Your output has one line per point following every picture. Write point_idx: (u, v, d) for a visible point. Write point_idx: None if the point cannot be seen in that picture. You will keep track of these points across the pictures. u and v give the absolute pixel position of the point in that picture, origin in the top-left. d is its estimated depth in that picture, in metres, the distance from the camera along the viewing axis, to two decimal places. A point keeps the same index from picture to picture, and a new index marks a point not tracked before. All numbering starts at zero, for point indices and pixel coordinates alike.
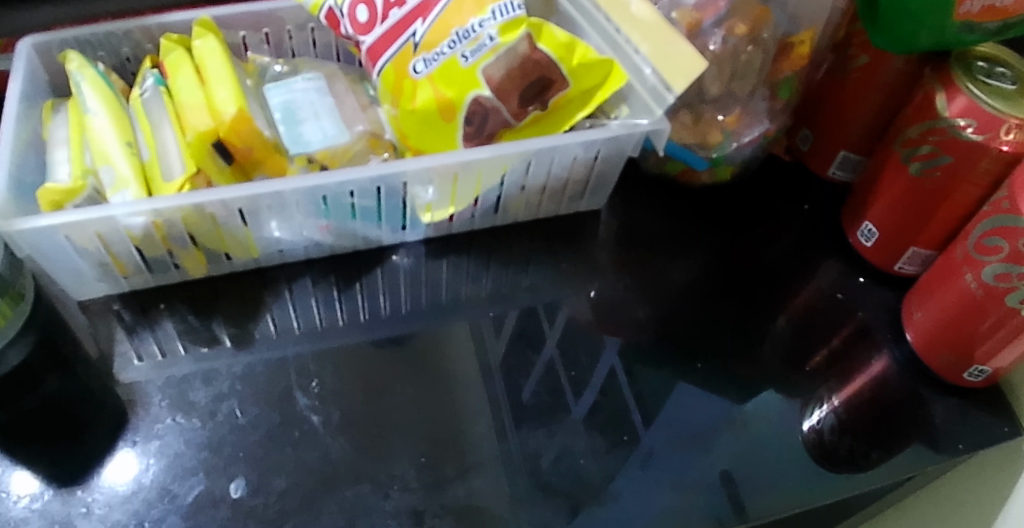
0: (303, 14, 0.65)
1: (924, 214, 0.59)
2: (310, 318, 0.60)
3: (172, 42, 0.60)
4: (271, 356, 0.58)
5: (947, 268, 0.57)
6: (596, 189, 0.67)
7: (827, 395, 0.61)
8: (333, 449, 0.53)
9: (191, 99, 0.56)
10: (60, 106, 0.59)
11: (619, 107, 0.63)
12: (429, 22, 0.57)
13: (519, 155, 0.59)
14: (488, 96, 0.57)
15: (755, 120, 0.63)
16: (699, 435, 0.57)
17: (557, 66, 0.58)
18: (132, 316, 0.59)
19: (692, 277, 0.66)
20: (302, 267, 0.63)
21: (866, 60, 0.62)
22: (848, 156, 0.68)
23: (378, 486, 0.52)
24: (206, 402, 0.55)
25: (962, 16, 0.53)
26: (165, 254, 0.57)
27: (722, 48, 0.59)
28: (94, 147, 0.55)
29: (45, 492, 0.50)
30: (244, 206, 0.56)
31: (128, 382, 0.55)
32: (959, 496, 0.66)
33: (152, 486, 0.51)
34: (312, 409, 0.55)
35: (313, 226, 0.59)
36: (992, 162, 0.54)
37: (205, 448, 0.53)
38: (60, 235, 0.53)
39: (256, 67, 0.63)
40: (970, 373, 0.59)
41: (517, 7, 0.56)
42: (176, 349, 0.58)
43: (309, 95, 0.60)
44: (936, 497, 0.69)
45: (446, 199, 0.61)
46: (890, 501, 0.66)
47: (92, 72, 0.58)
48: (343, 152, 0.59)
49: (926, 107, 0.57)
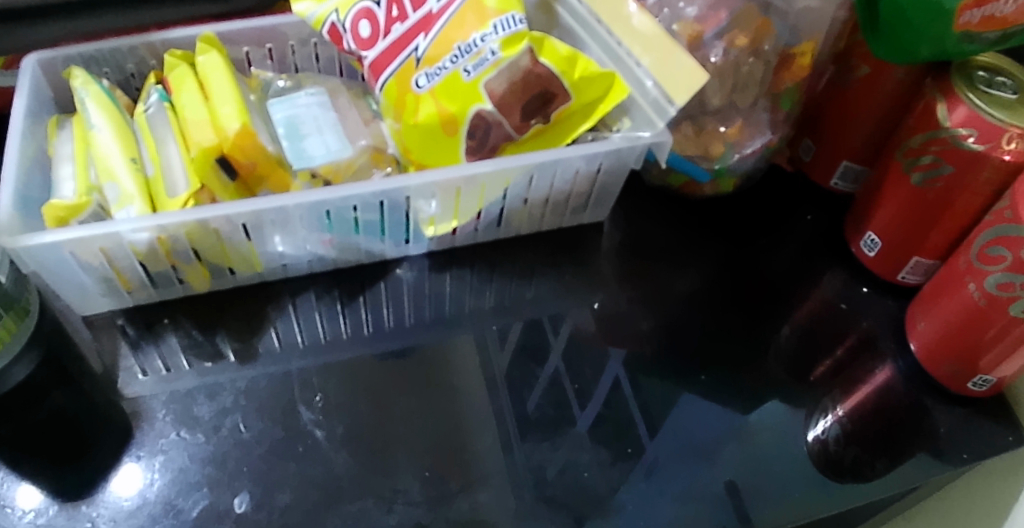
0: (306, 29, 0.66)
1: (927, 224, 0.59)
2: (314, 332, 0.61)
3: (176, 57, 0.61)
4: (275, 371, 0.58)
5: (950, 278, 0.57)
6: (599, 201, 0.66)
7: (831, 406, 0.60)
8: (337, 464, 0.53)
9: (195, 115, 0.57)
10: (64, 122, 0.59)
11: (621, 120, 0.63)
12: (431, 37, 0.57)
13: (521, 169, 0.59)
14: (490, 110, 0.57)
15: (758, 131, 0.63)
16: (704, 446, 0.57)
17: (559, 80, 0.58)
18: (136, 331, 0.59)
19: (696, 288, 0.66)
20: (306, 281, 0.63)
21: (866, 71, 0.62)
22: (850, 166, 0.68)
23: (381, 500, 0.52)
24: (210, 417, 0.55)
25: (963, 26, 0.53)
26: (169, 269, 0.57)
27: (723, 60, 0.59)
28: (99, 164, 0.55)
29: (50, 507, 0.50)
30: (248, 221, 0.56)
31: (133, 396, 0.56)
32: (966, 504, 0.66)
33: (155, 502, 0.51)
34: (315, 424, 0.55)
35: (316, 240, 0.60)
36: (994, 171, 0.54)
37: (209, 463, 0.53)
38: (66, 251, 0.53)
39: (259, 83, 0.63)
40: (975, 382, 0.58)
41: (519, 22, 0.57)
42: (181, 364, 0.58)
43: (311, 109, 0.61)
44: (944, 505, 0.69)
45: (450, 212, 0.61)
46: (896, 511, 0.65)
47: (97, 88, 0.58)
48: (346, 166, 0.59)
49: (927, 118, 0.57)
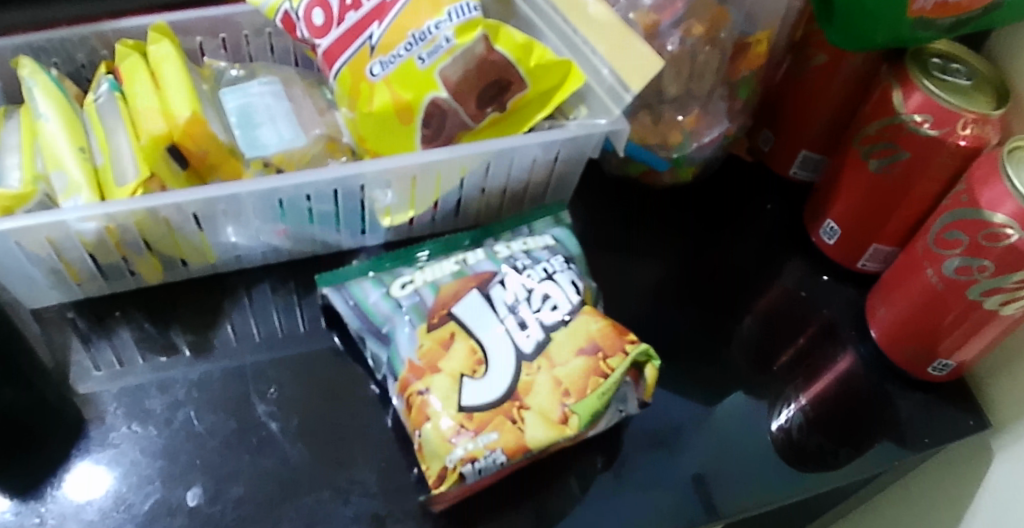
0: (260, 19, 0.65)
1: (885, 210, 0.59)
2: (271, 327, 0.59)
3: (126, 47, 0.60)
4: (229, 364, 0.57)
5: (909, 264, 0.56)
6: (557, 191, 0.66)
7: (794, 395, 0.60)
8: (291, 455, 0.52)
9: (145, 104, 0.56)
10: (12, 112, 0.59)
11: (578, 108, 0.62)
12: (385, 25, 0.57)
13: (477, 157, 0.58)
14: (445, 98, 0.57)
15: (716, 120, 0.63)
16: (667, 436, 0.57)
17: (514, 68, 0.58)
18: (87, 324, 0.58)
19: (657, 279, 0.66)
20: (260, 273, 0.62)
21: (824, 60, 0.62)
22: (809, 155, 0.68)
23: (338, 492, 0.51)
24: (162, 410, 0.54)
25: (916, 13, 0.53)
26: (119, 260, 0.56)
27: (679, 49, 0.59)
28: (46, 152, 0.54)
29: (8, 509, 0.49)
30: (198, 211, 0.55)
31: (85, 393, 0.54)
32: (942, 489, 0.66)
33: (106, 496, 0.50)
34: (270, 415, 0.54)
35: (270, 231, 0.59)
36: (950, 156, 0.54)
37: (160, 456, 0.52)
38: (11, 241, 0.52)
39: (212, 73, 0.63)
40: (935, 367, 0.58)
41: (472, 9, 0.56)
42: (133, 358, 0.56)
43: (265, 98, 0.61)
44: (918, 488, 0.69)
45: (405, 202, 0.60)
46: (866, 493, 0.66)
47: (44, 77, 0.57)
48: (300, 156, 0.59)
49: (883, 105, 0.56)
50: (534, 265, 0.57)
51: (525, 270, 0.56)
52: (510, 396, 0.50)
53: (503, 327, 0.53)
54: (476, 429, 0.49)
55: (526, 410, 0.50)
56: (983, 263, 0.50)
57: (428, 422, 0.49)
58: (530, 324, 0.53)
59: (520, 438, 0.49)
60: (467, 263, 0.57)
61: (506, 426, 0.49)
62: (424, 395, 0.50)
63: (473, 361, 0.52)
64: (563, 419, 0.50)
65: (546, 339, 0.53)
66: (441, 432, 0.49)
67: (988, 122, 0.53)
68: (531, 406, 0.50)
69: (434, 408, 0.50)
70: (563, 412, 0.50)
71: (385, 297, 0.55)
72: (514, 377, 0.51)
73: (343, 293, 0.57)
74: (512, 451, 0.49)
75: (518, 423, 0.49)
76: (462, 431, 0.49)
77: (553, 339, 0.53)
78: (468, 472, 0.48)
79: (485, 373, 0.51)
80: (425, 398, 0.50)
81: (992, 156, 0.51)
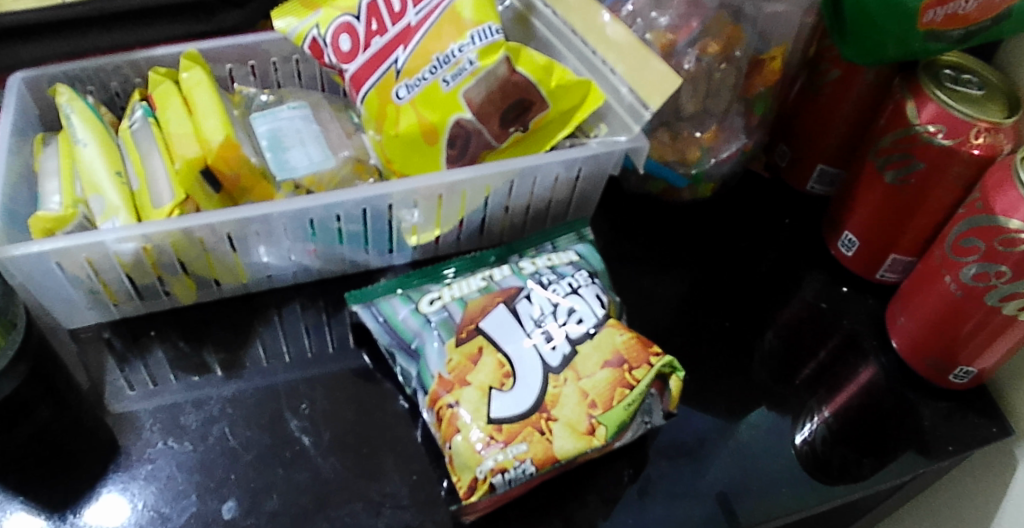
0: (288, 47, 0.68)
1: (902, 222, 0.60)
2: (301, 346, 0.61)
3: (160, 75, 0.63)
4: (260, 383, 0.58)
5: (926, 273, 0.57)
6: (579, 209, 0.67)
7: (818, 407, 0.60)
8: (324, 469, 0.53)
9: (180, 129, 0.58)
10: (50, 139, 0.61)
11: (598, 126, 0.64)
12: (410, 49, 0.59)
13: (501, 176, 0.60)
14: (469, 119, 0.59)
15: (733, 136, 0.65)
16: (693, 448, 0.57)
17: (536, 88, 0.59)
18: (122, 344, 0.59)
19: (679, 292, 0.67)
20: (290, 292, 0.64)
21: (838, 74, 0.64)
22: (826, 168, 0.70)
23: (369, 504, 0.52)
24: (197, 426, 0.55)
25: (926, 25, 0.53)
26: (154, 281, 0.58)
27: (696, 67, 0.60)
28: (85, 177, 0.57)
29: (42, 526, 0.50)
30: (232, 232, 0.57)
31: (119, 412, 0.55)
32: (974, 496, 0.66)
33: (144, 510, 0.51)
34: (302, 430, 0.55)
35: (301, 250, 0.61)
36: (965, 166, 0.55)
37: (195, 470, 0.53)
38: (52, 262, 0.54)
39: (242, 98, 0.66)
40: (955, 374, 0.59)
41: (495, 32, 0.58)
42: (166, 377, 0.58)
43: (295, 122, 0.63)
44: (950, 496, 0.69)
45: (432, 221, 0.62)
46: (896, 500, 0.67)
47: (81, 104, 0.60)
48: (329, 178, 0.61)
49: (897, 117, 0.57)
50: (559, 279, 0.58)
51: (550, 284, 0.58)
52: (538, 408, 0.51)
53: (529, 341, 0.54)
54: (505, 440, 0.50)
55: (553, 421, 0.51)
56: (1000, 269, 0.51)
57: (458, 433, 0.50)
58: (556, 337, 0.54)
59: (548, 449, 0.50)
60: (493, 279, 0.58)
61: (535, 437, 0.50)
62: (453, 408, 0.51)
63: (502, 374, 0.53)
64: (591, 430, 0.51)
65: (571, 352, 0.54)
66: (470, 443, 0.49)
67: (1001, 130, 0.53)
68: (557, 417, 0.51)
69: (464, 421, 0.50)
70: (591, 423, 0.51)
71: (414, 313, 0.57)
72: (541, 388, 0.52)
73: (372, 310, 0.58)
74: (542, 461, 0.49)
75: (546, 434, 0.50)
76: (492, 442, 0.49)
77: (579, 352, 0.54)
78: (497, 483, 0.48)
79: (513, 386, 0.52)
80: (454, 411, 0.51)
81: (1006, 164, 0.51)
